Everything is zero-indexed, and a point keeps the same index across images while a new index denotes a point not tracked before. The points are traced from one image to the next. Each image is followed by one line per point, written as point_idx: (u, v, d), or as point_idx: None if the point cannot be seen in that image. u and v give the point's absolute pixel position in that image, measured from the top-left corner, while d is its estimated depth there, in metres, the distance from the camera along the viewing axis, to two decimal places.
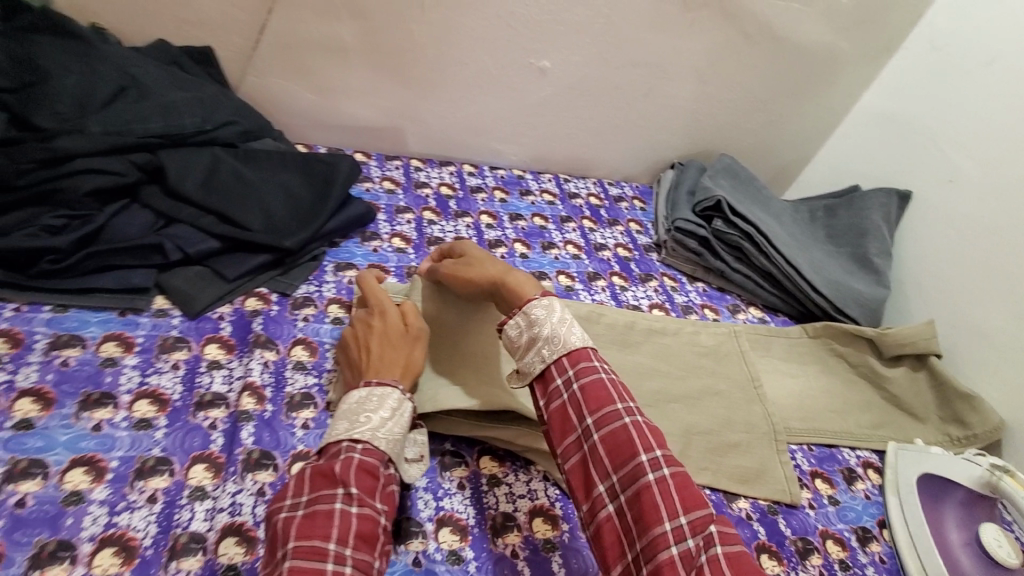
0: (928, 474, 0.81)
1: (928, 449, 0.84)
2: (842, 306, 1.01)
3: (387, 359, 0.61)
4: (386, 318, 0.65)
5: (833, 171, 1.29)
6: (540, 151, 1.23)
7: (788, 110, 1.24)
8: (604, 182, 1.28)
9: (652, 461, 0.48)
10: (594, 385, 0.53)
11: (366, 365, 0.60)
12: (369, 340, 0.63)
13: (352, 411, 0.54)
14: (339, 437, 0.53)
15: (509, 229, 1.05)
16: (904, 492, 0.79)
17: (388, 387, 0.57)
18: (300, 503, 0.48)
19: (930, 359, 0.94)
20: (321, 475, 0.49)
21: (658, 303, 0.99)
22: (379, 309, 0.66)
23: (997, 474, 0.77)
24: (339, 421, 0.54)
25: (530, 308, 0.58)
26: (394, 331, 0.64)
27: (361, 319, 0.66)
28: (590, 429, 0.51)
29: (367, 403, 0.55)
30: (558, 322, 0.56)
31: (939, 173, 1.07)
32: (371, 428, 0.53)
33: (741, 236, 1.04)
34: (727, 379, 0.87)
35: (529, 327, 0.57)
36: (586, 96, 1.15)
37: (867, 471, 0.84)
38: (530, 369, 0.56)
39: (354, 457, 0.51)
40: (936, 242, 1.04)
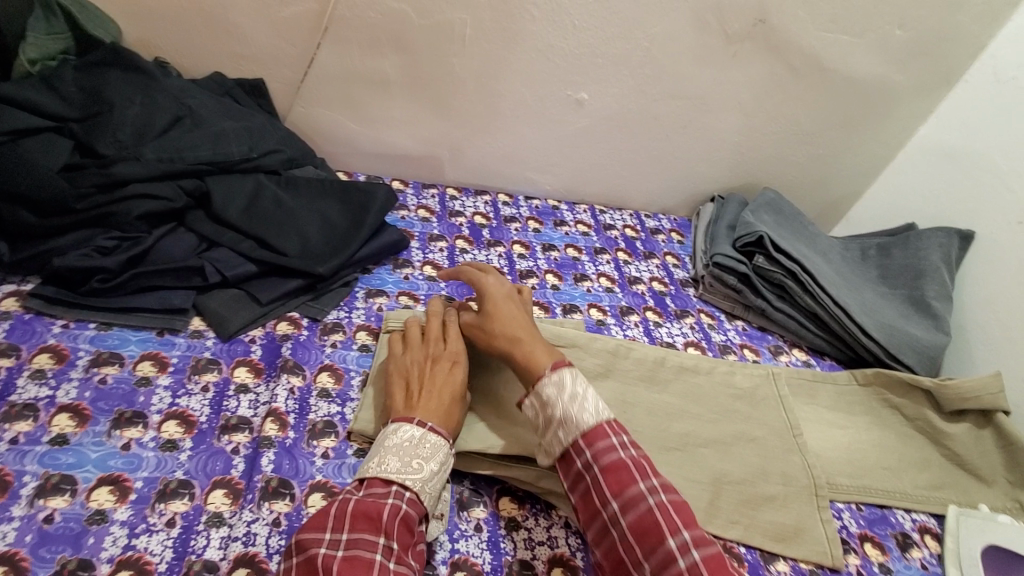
0: (994, 546, 0.73)
1: (994, 516, 0.76)
2: (896, 353, 0.93)
3: (442, 406, 0.62)
4: (454, 369, 0.66)
5: (886, 208, 1.22)
6: (575, 181, 1.22)
7: (838, 143, 1.19)
8: (641, 213, 1.26)
9: (679, 544, 0.50)
10: (614, 466, 0.55)
11: (421, 401, 0.62)
12: (431, 378, 0.65)
13: (405, 452, 0.57)
14: (387, 478, 0.56)
15: (542, 259, 1.04)
16: (966, 566, 0.72)
17: (440, 439, 0.59)
18: (340, 542, 0.51)
19: (998, 416, 0.84)
20: (368, 518, 0.53)
21: (693, 341, 0.95)
22: (452, 355, 0.68)
23: None
24: (389, 458, 0.57)
25: (541, 388, 0.60)
26: (456, 382, 0.65)
27: (431, 350, 0.68)
28: (616, 514, 0.54)
29: (419, 450, 0.58)
30: (569, 401, 0.59)
31: (1008, 212, 0.99)
32: (418, 478, 0.57)
33: (784, 275, 0.99)
34: (765, 426, 0.82)
35: (543, 408, 0.60)
36: (624, 127, 1.14)
37: (924, 538, 0.76)
38: (552, 449, 0.59)
39: (400, 509, 0.54)
40: (1002, 288, 0.97)
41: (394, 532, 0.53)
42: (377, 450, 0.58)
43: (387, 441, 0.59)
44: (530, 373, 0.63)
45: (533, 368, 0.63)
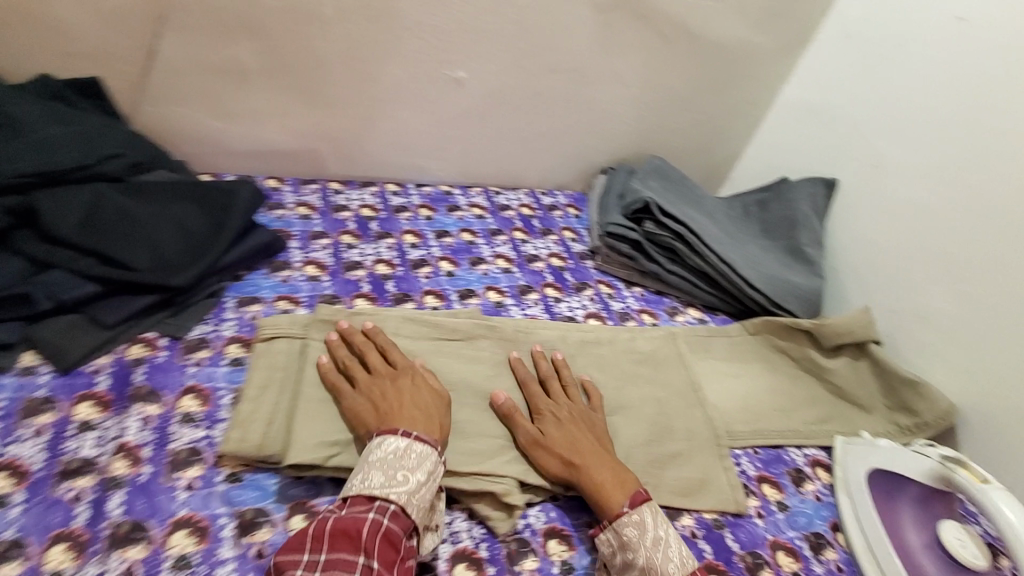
0: (877, 469, 0.76)
1: (877, 441, 0.79)
2: (779, 301, 0.99)
3: (420, 418, 0.62)
4: (418, 385, 0.66)
5: (762, 167, 1.29)
6: (466, 164, 1.18)
7: (713, 107, 1.23)
8: (537, 192, 1.25)
9: None
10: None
11: (396, 414, 0.62)
12: (401, 393, 0.64)
13: (388, 465, 0.57)
14: (370, 494, 0.55)
15: (435, 247, 1.00)
16: (854, 489, 0.75)
17: (427, 447, 0.59)
18: (318, 563, 0.51)
19: (871, 346, 0.91)
20: (347, 537, 0.52)
21: (594, 312, 0.96)
22: (410, 374, 0.67)
23: (951, 468, 0.69)
24: (374, 473, 0.56)
25: (620, 527, 0.61)
26: (430, 398, 0.65)
27: (386, 372, 0.67)
28: None
29: (405, 461, 0.57)
30: (653, 547, 0.60)
31: (864, 159, 1.06)
32: (404, 491, 0.56)
33: (672, 237, 1.01)
34: (666, 386, 0.84)
35: (621, 548, 0.61)
36: (507, 104, 1.12)
37: (816, 470, 0.80)
38: None
39: (382, 526, 0.53)
40: (864, 228, 1.04)
41: (375, 552, 0.52)
42: (362, 466, 0.57)
43: (371, 455, 0.58)
44: (603, 507, 0.63)
45: (606, 503, 0.63)
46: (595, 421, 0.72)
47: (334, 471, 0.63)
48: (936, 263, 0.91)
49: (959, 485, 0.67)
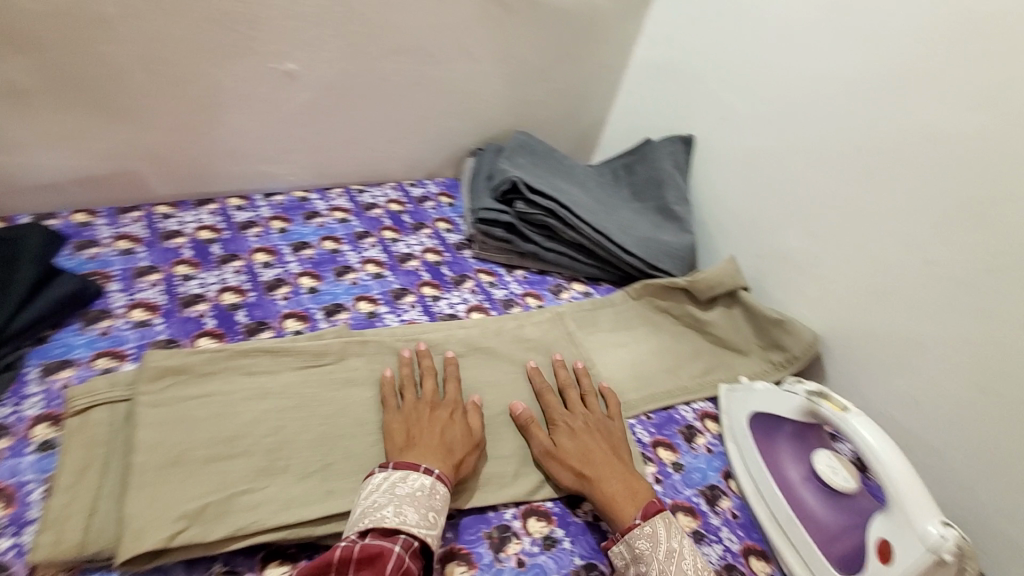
0: (756, 413, 0.79)
1: (753, 385, 0.82)
2: (654, 262, 1.00)
3: (437, 449, 0.63)
4: (454, 418, 0.68)
5: (626, 130, 1.29)
6: (320, 164, 1.08)
7: (570, 76, 1.22)
8: (405, 184, 1.18)
9: None
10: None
11: (420, 443, 0.63)
12: (429, 423, 0.66)
13: (422, 501, 0.57)
14: (396, 526, 0.54)
15: (292, 262, 0.90)
16: (740, 436, 0.79)
17: (446, 492, 0.60)
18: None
19: (740, 293, 0.95)
20: (374, 565, 0.51)
21: (476, 304, 0.92)
22: (450, 405, 0.69)
23: (815, 401, 0.72)
24: (406, 509, 0.56)
25: (632, 539, 0.60)
26: (459, 431, 0.67)
27: (427, 400, 0.69)
28: None
29: (432, 501, 0.58)
30: (666, 559, 0.59)
31: (712, 112, 1.09)
32: (431, 533, 0.56)
33: (545, 214, 0.98)
34: (555, 369, 0.82)
35: (634, 561, 0.60)
36: (352, 94, 1.03)
37: (707, 423, 0.83)
38: None
39: (406, 562, 0.52)
40: (721, 179, 1.07)
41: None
42: (388, 498, 0.57)
43: (398, 489, 0.58)
44: (614, 518, 0.63)
45: (617, 514, 0.63)
46: (620, 432, 0.73)
47: (187, 550, 0.55)
48: (787, 204, 0.96)
49: (825, 416, 0.71)
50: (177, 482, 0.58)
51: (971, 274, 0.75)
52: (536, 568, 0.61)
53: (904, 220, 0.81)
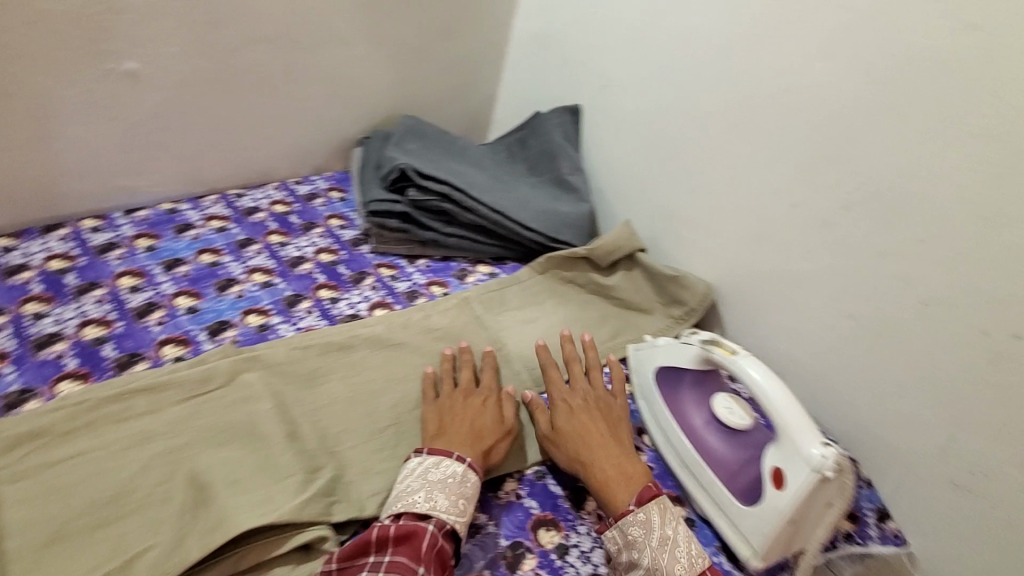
0: (661, 367, 0.82)
1: (657, 341, 0.85)
2: (555, 234, 1.01)
3: (468, 436, 0.66)
4: (485, 407, 0.71)
5: (516, 104, 1.28)
6: (187, 170, 0.98)
7: (451, 53, 1.18)
8: (290, 182, 1.10)
9: None
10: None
11: (449, 432, 0.66)
12: (465, 411, 0.69)
13: (451, 489, 0.59)
14: (428, 510, 0.57)
15: (166, 282, 0.82)
16: (647, 392, 0.82)
17: (477, 478, 0.62)
18: (383, 564, 0.53)
19: (637, 254, 0.98)
20: (409, 544, 0.55)
21: (378, 301, 0.88)
22: (484, 393, 0.72)
23: (709, 348, 0.76)
24: (438, 495, 0.59)
25: (626, 526, 0.62)
26: (490, 419, 0.69)
27: (463, 388, 0.72)
28: None
29: (463, 487, 0.60)
30: (659, 547, 0.61)
31: (594, 80, 1.10)
32: (461, 518, 0.59)
33: (439, 199, 0.96)
34: (466, 356, 0.81)
35: (626, 546, 0.62)
36: (211, 92, 0.94)
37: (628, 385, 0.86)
38: None
39: (439, 542, 0.56)
40: (610, 146, 1.09)
41: (433, 568, 0.54)
42: (421, 483, 0.60)
43: (431, 474, 0.61)
44: (606, 501, 0.65)
45: (609, 498, 0.65)
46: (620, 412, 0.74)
47: None
48: (672, 164, 0.99)
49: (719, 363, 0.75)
50: (65, 558, 0.51)
51: (831, 213, 0.81)
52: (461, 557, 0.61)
53: (772, 167, 0.87)
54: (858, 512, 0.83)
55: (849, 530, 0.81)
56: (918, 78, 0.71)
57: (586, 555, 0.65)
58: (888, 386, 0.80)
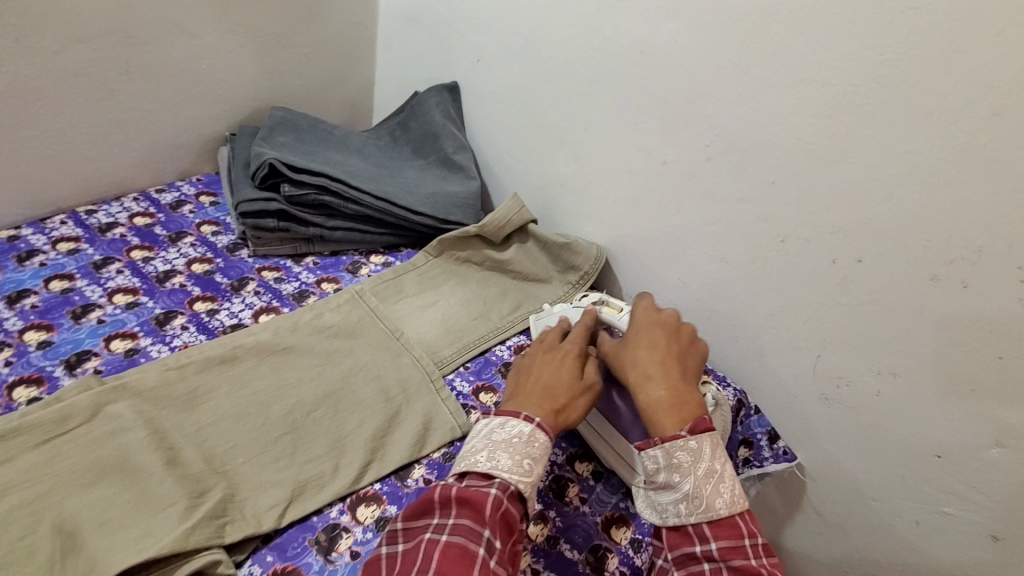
0: None
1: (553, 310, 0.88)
2: (446, 215, 0.99)
3: (540, 396, 0.66)
4: (564, 362, 0.70)
5: (394, 86, 1.23)
6: (22, 190, 0.87)
7: (315, 37, 1.11)
8: (152, 191, 1.01)
9: (754, 548, 0.57)
10: (745, 571, 0.55)
11: (522, 394, 0.66)
12: (541, 368, 0.69)
13: (514, 450, 0.59)
14: (490, 471, 0.57)
15: (9, 318, 0.73)
16: None
17: (544, 440, 0.61)
18: (446, 526, 0.53)
19: (530, 226, 0.99)
20: (471, 506, 0.54)
21: (264, 306, 0.84)
22: (566, 349, 0.72)
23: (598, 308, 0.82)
24: (501, 454, 0.59)
25: (673, 448, 0.60)
26: (567, 374, 0.68)
27: (547, 345, 0.73)
28: (711, 548, 0.57)
29: (529, 448, 0.60)
30: (704, 478, 0.59)
31: (467, 55, 1.08)
32: (525, 480, 0.58)
33: (317, 192, 0.92)
34: (363, 349, 0.79)
35: (668, 468, 0.60)
36: (33, 99, 0.83)
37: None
38: (666, 517, 0.60)
39: (504, 505, 0.56)
40: (493, 121, 1.09)
41: (497, 530, 0.54)
42: (485, 443, 0.60)
43: (495, 435, 0.61)
44: (655, 425, 0.62)
45: (658, 422, 0.62)
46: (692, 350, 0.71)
47: None
48: (551, 133, 1.01)
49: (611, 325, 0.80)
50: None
51: (696, 166, 0.86)
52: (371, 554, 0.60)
53: (641, 128, 0.90)
54: (752, 438, 0.93)
55: (746, 457, 0.94)
56: (753, 32, 0.76)
57: None
58: (764, 319, 0.88)
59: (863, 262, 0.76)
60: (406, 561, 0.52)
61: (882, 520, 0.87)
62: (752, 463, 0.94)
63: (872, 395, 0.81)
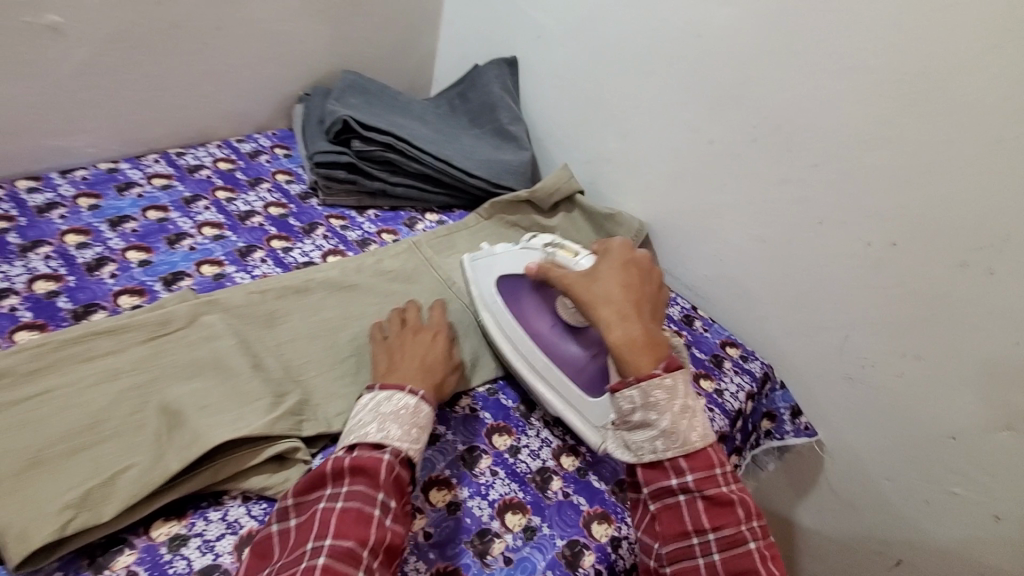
0: (501, 275, 0.81)
1: (495, 250, 0.83)
2: (498, 181, 1.06)
3: (418, 370, 0.67)
4: (434, 343, 0.71)
5: (454, 59, 1.30)
6: (123, 129, 0.97)
7: (386, 8, 1.18)
8: (232, 141, 1.10)
9: (725, 474, 0.62)
10: (719, 499, 0.60)
11: (400, 368, 0.67)
12: (411, 346, 0.70)
13: (401, 419, 0.60)
14: (381, 441, 0.58)
15: (114, 238, 0.82)
16: (490, 302, 0.80)
17: (429, 409, 0.63)
18: (339, 495, 0.55)
19: (576, 197, 1.06)
20: (365, 474, 0.56)
21: (331, 249, 0.92)
22: (431, 331, 0.73)
23: (551, 252, 0.78)
24: (390, 425, 0.59)
25: (650, 388, 0.61)
26: (439, 355, 0.71)
27: (411, 326, 0.73)
28: (688, 481, 0.61)
29: (416, 418, 0.61)
30: (681, 413, 0.61)
31: (528, 31, 1.14)
32: (416, 447, 0.60)
33: (384, 149, 0.99)
34: (418, 293, 0.86)
35: (645, 407, 0.62)
36: (141, 46, 0.92)
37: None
38: (641, 451, 0.63)
39: (397, 470, 0.57)
40: (547, 96, 1.14)
41: (392, 492, 0.56)
42: (373, 416, 0.60)
43: (382, 407, 0.61)
44: (630, 363, 0.63)
45: (634, 360, 0.63)
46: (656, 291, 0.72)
47: (82, 537, 0.52)
48: (603, 110, 1.06)
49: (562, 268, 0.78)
50: (45, 481, 0.54)
51: (742, 147, 0.90)
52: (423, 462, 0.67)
53: (691, 108, 0.94)
54: (775, 412, 0.98)
55: (768, 429, 0.99)
56: (809, 19, 0.80)
57: (535, 453, 0.72)
58: (794, 298, 0.92)
59: (897, 246, 0.79)
60: (302, 532, 0.53)
61: (892, 499, 0.91)
62: (774, 435, 0.99)
63: (895, 377, 0.84)
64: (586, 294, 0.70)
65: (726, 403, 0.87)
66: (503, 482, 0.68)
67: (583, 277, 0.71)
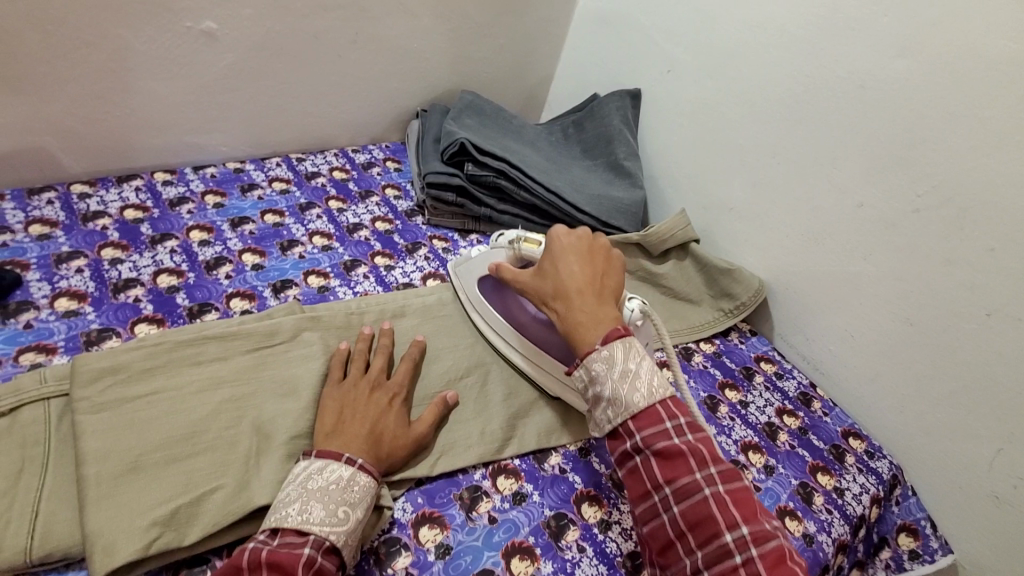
0: (479, 280, 0.80)
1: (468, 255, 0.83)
2: (606, 218, 0.99)
3: (367, 435, 0.59)
4: (391, 407, 0.63)
5: (573, 86, 1.27)
6: (253, 131, 1.00)
7: (514, 31, 1.17)
8: (349, 151, 1.12)
9: (677, 428, 0.56)
10: (667, 451, 0.55)
11: (348, 430, 0.58)
12: (365, 404, 0.61)
13: (330, 496, 0.52)
14: (303, 526, 0.50)
15: (233, 238, 0.85)
16: (479, 306, 0.80)
17: (369, 483, 0.55)
18: None
19: (690, 245, 0.98)
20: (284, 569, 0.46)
21: (431, 272, 0.90)
22: (391, 389, 0.65)
23: (515, 244, 0.77)
24: (314, 505, 0.51)
25: (589, 361, 0.60)
26: (395, 421, 0.62)
27: (369, 379, 0.64)
28: (640, 443, 0.56)
29: (347, 495, 0.53)
30: (619, 378, 0.58)
31: (657, 64, 1.08)
32: (344, 530, 0.51)
33: (495, 175, 0.97)
34: None
35: (592, 382, 0.60)
36: (280, 54, 0.95)
37: (761, 364, 0.93)
38: (602, 427, 0.59)
39: (319, 562, 0.49)
40: (668, 134, 1.08)
41: None
42: (299, 493, 0.53)
43: (312, 482, 0.53)
44: (578, 344, 0.63)
45: (580, 339, 0.63)
46: (608, 267, 0.70)
47: (167, 555, 0.52)
48: (731, 155, 0.98)
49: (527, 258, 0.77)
50: (139, 488, 0.53)
51: (899, 215, 0.79)
52: (506, 523, 0.62)
53: (840, 164, 0.84)
54: (914, 525, 0.82)
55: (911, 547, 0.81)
56: (1007, 83, 0.69)
57: (627, 532, 0.65)
58: (942, 396, 0.79)
59: None
60: None
61: None
62: (923, 558, 0.80)
63: None
64: (540, 289, 0.70)
65: (848, 506, 0.75)
66: (590, 562, 0.61)
67: (534, 276, 0.72)
